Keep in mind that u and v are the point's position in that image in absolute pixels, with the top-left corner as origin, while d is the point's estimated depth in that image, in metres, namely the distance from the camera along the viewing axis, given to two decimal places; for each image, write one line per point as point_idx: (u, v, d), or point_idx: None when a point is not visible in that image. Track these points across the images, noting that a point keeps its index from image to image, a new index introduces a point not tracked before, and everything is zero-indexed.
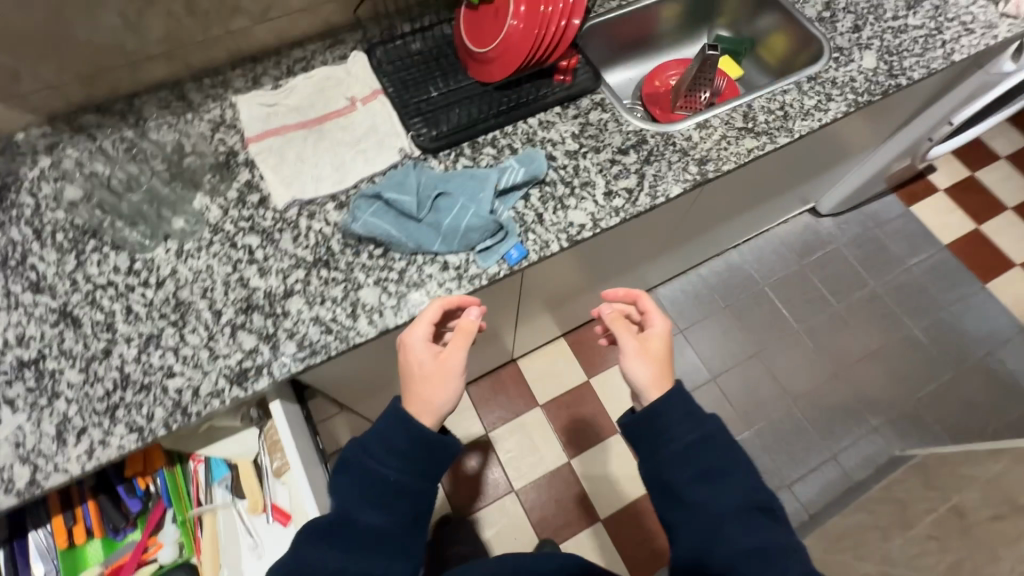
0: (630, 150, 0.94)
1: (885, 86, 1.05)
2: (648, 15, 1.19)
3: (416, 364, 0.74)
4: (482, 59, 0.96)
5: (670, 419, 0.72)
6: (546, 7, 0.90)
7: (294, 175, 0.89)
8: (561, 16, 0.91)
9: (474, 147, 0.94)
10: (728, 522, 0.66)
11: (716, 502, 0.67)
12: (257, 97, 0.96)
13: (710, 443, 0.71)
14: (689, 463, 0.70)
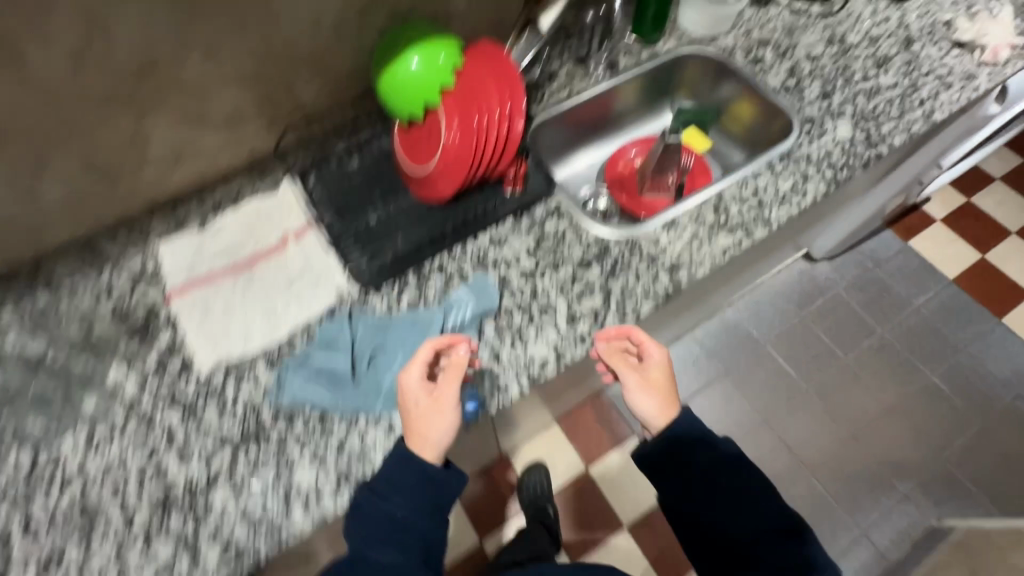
0: (593, 263, 0.85)
1: (864, 157, 0.96)
2: (604, 98, 1.11)
3: (414, 402, 0.69)
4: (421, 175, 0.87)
5: (692, 450, 0.72)
6: (479, 119, 0.82)
7: (220, 332, 0.80)
8: (497, 125, 0.83)
9: (420, 277, 0.84)
10: (756, 551, 0.66)
11: (740, 530, 0.67)
12: (180, 244, 0.87)
13: (734, 468, 0.71)
14: (714, 488, 0.69)
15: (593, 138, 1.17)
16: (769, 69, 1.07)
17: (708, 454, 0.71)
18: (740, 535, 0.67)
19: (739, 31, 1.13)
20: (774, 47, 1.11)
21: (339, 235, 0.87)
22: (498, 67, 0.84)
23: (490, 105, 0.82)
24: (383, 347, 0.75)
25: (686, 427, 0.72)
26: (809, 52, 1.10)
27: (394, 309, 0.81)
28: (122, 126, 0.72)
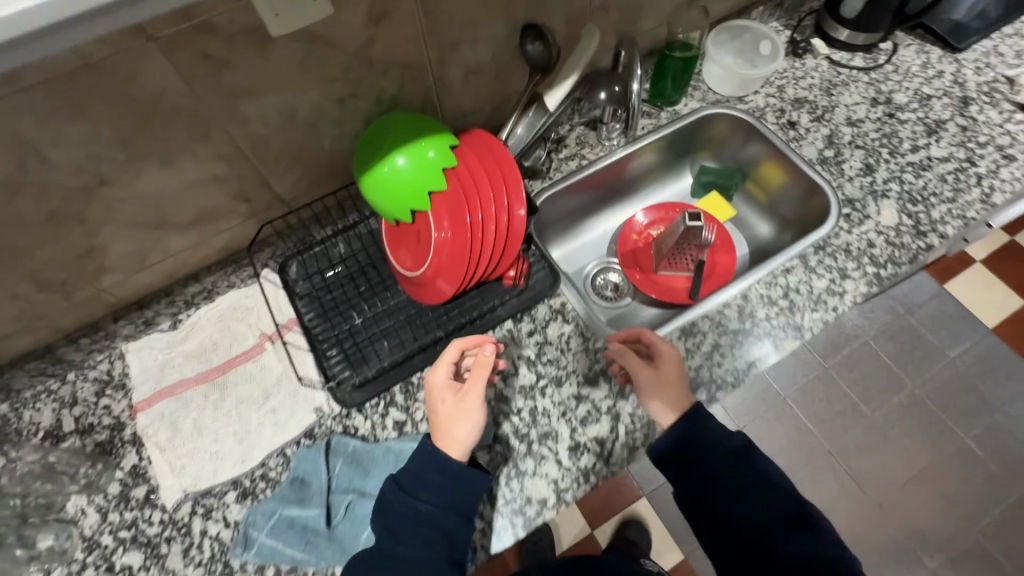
0: (601, 378, 0.76)
1: (912, 249, 0.85)
2: (619, 164, 1.01)
3: (438, 401, 0.67)
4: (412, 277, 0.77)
5: (703, 440, 0.65)
6: (475, 216, 0.72)
7: (189, 455, 0.73)
8: (496, 219, 0.72)
9: (408, 391, 0.77)
10: (772, 534, 0.59)
11: (757, 511, 0.60)
12: (150, 347, 0.80)
13: (751, 461, 0.64)
14: (730, 481, 0.63)
15: (606, 205, 1.07)
16: (803, 137, 0.96)
17: (729, 453, 0.64)
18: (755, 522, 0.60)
19: (770, 89, 1.02)
20: (811, 109, 0.99)
21: (321, 340, 0.79)
22: (490, 150, 0.74)
23: (485, 197, 0.72)
24: (363, 493, 0.66)
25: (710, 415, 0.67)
26: (850, 115, 0.98)
27: (379, 431, 0.73)
28: (72, 242, 0.65)
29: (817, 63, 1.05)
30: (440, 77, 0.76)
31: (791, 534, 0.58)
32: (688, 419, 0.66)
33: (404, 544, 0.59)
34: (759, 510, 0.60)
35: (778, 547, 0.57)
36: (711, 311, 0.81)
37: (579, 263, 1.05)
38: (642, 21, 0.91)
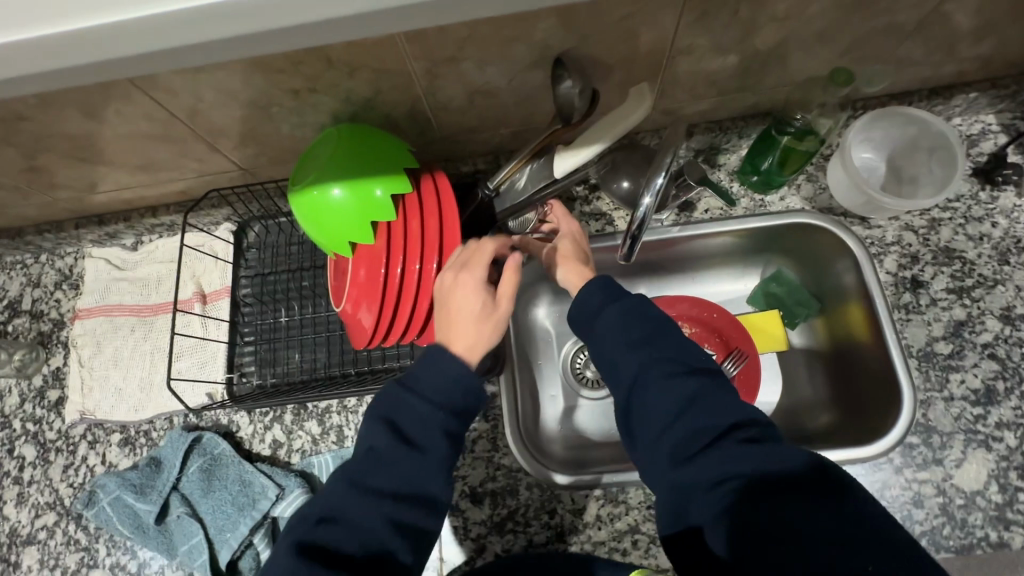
0: (486, 499, 0.66)
1: (972, 536, 0.60)
2: (667, 242, 0.78)
3: (467, 306, 0.55)
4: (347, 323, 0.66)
5: (594, 301, 0.56)
6: (395, 267, 0.58)
7: (99, 382, 0.76)
8: (420, 278, 0.58)
9: (297, 415, 0.72)
10: (655, 360, 0.51)
11: (644, 381, 0.50)
12: (106, 259, 0.81)
13: (639, 304, 0.55)
14: (614, 339, 0.53)
15: (629, 277, 0.85)
16: (919, 311, 0.68)
17: (614, 319, 0.54)
18: (628, 376, 0.52)
19: (917, 220, 0.71)
20: (957, 272, 0.69)
21: (244, 325, 0.75)
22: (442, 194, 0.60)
23: (415, 249, 0.57)
24: (196, 509, 0.65)
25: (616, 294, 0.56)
26: (1010, 305, 0.67)
27: (254, 442, 0.71)
28: (12, 159, 0.63)
29: (1015, 206, 0.70)
30: (430, 91, 0.59)
31: (673, 350, 0.51)
32: (586, 289, 0.57)
33: (405, 458, 0.49)
34: (646, 358, 0.51)
35: (662, 388, 0.49)
36: None
37: (566, 334, 0.87)
38: (755, 77, 0.64)
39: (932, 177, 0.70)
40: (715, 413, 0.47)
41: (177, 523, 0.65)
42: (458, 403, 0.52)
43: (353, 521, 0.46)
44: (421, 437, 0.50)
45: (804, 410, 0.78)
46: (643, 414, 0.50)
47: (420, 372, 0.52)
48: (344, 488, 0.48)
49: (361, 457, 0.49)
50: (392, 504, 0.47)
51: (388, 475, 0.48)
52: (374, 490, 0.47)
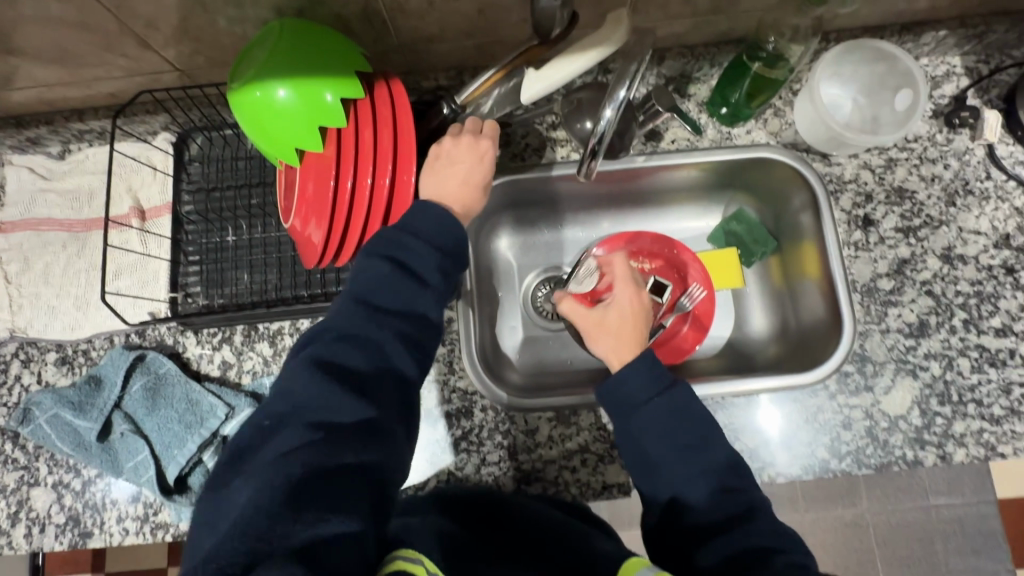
0: (441, 420, 0.67)
1: (890, 454, 0.65)
2: (634, 171, 0.76)
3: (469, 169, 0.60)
4: (298, 237, 0.61)
5: (641, 391, 0.58)
6: (345, 181, 0.55)
7: (28, 299, 0.71)
8: (369, 194, 0.55)
9: (248, 336, 0.70)
10: (698, 467, 0.55)
11: (687, 485, 0.55)
12: (29, 168, 0.74)
13: (685, 402, 0.57)
14: (656, 430, 0.56)
15: (594, 209, 0.85)
16: (867, 248, 0.70)
17: (654, 407, 0.57)
18: (662, 466, 0.56)
19: (875, 159, 0.72)
20: (906, 212, 0.71)
21: (188, 243, 0.71)
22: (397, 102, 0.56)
23: (365, 162, 0.54)
24: (141, 427, 0.64)
25: (657, 380, 0.59)
26: (951, 246, 0.70)
27: (203, 363, 0.69)
28: None
29: (968, 149, 0.72)
30: None
31: (715, 452, 0.56)
32: (635, 379, 0.58)
33: (408, 285, 0.52)
34: (687, 466, 0.55)
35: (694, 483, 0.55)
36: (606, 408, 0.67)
37: (528, 266, 0.86)
38: None
39: (893, 115, 0.70)
40: (755, 522, 0.52)
41: (121, 439, 0.63)
42: (448, 244, 0.54)
43: (365, 338, 0.49)
44: (422, 269, 0.53)
45: (753, 343, 0.81)
46: (673, 500, 0.55)
47: (412, 213, 0.54)
48: (351, 307, 0.50)
49: (366, 283, 0.51)
50: (397, 329, 0.50)
51: (391, 298, 0.51)
52: (382, 325, 0.50)
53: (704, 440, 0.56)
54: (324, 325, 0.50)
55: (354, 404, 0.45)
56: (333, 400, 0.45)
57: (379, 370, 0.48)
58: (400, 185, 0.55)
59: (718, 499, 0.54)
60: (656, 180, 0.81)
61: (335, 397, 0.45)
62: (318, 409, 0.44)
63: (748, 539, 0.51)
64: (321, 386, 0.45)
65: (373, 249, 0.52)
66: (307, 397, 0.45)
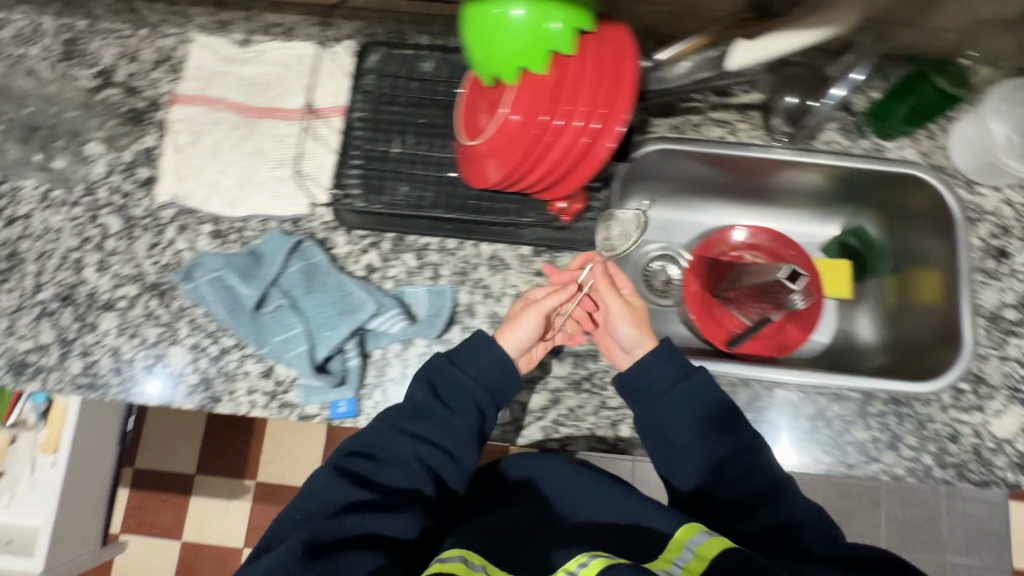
0: (568, 358, 0.70)
1: (991, 473, 0.67)
2: (769, 165, 0.79)
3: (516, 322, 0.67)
4: (477, 154, 0.64)
5: (662, 378, 0.62)
6: (555, 118, 0.57)
7: (193, 170, 0.74)
8: (575, 136, 0.57)
9: (396, 245, 0.73)
10: (722, 445, 0.60)
11: (711, 470, 0.60)
12: (213, 48, 0.77)
13: (704, 389, 0.62)
14: (678, 412, 0.61)
15: (718, 196, 0.89)
16: (999, 279, 0.73)
17: (677, 391, 0.62)
18: (686, 448, 0.61)
19: (1016, 197, 0.76)
20: None
21: (353, 148, 0.74)
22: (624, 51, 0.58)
23: (578, 102, 0.56)
24: (297, 302, 0.68)
25: (673, 362, 0.63)
26: None
27: (350, 261, 0.72)
28: None
29: None
30: None
31: (736, 432, 0.61)
32: (655, 368, 0.62)
33: (459, 388, 0.62)
34: (710, 454, 0.60)
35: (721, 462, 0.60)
36: (725, 376, 0.70)
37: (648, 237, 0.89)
38: None
39: None
40: (781, 502, 0.57)
41: (276, 312, 0.68)
42: (492, 383, 0.62)
43: (392, 454, 0.60)
44: (454, 398, 0.62)
45: (854, 353, 0.84)
46: (695, 472, 0.60)
47: (464, 351, 0.64)
48: (386, 428, 0.61)
49: (434, 370, 0.63)
50: (448, 422, 0.61)
51: (422, 423, 0.61)
52: (437, 412, 0.61)
53: (723, 423, 0.61)
54: (368, 435, 0.61)
55: (394, 482, 0.59)
56: (389, 473, 0.59)
57: (420, 466, 0.59)
58: (603, 134, 0.57)
59: (743, 472, 0.59)
60: (784, 178, 0.83)
61: (387, 471, 0.59)
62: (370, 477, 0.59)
63: (773, 515, 0.57)
64: (382, 457, 0.60)
65: (422, 373, 0.63)
66: (370, 461, 0.59)
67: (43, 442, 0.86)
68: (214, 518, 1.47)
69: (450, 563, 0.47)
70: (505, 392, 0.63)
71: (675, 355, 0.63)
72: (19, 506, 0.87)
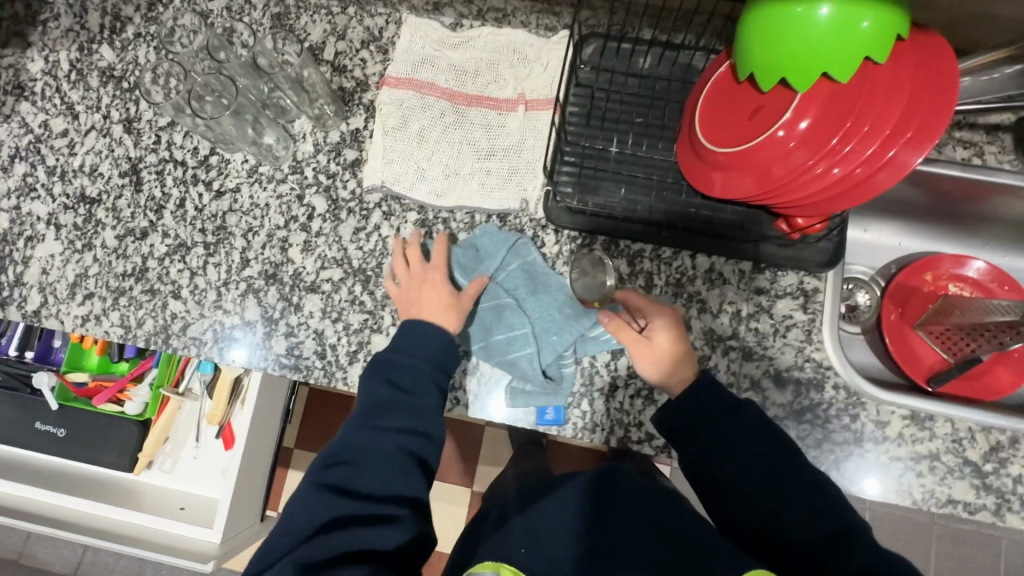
0: (790, 385, 0.65)
1: None
2: (994, 191, 0.73)
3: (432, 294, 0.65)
4: (719, 163, 0.60)
5: (707, 408, 0.58)
6: (845, 143, 0.53)
7: (400, 155, 0.72)
8: (862, 161, 0.53)
9: (607, 250, 0.70)
10: (785, 487, 0.54)
11: (761, 520, 0.54)
12: (424, 30, 0.75)
13: (747, 429, 0.57)
14: (732, 446, 0.57)
15: (918, 222, 0.83)
16: None
17: (723, 424, 0.57)
18: (742, 491, 0.55)
19: None
20: None
21: (567, 145, 0.70)
22: (937, 75, 0.52)
23: (882, 125, 0.52)
24: (519, 304, 0.68)
25: (710, 390, 0.59)
26: None
27: (559, 262, 0.70)
28: None
29: None
30: None
31: (800, 471, 0.55)
32: (696, 396, 0.59)
33: (411, 372, 0.61)
34: (764, 503, 0.54)
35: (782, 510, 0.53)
36: (965, 422, 0.64)
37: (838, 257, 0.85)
38: None
39: None
40: (855, 552, 0.48)
41: (498, 316, 0.68)
42: (442, 358, 0.62)
43: (368, 453, 0.57)
44: (414, 377, 0.61)
45: None
46: (755, 515, 0.54)
47: (410, 329, 0.63)
48: (358, 428, 0.58)
49: (388, 364, 0.61)
50: (414, 407, 0.59)
51: (396, 417, 0.59)
52: (403, 403, 0.59)
53: (783, 461, 0.55)
54: (344, 441, 0.58)
55: (390, 491, 0.55)
56: (374, 473, 0.55)
57: (409, 459, 0.57)
58: (897, 164, 0.53)
59: (813, 515, 0.52)
60: (1002, 209, 0.77)
61: (365, 475, 0.55)
62: (357, 485, 0.55)
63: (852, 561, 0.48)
64: (359, 458, 0.56)
65: (378, 371, 0.61)
66: (348, 464, 0.56)
67: (210, 412, 0.87)
68: None
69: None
70: (449, 362, 0.63)
71: (708, 390, 0.59)
72: (185, 474, 0.90)
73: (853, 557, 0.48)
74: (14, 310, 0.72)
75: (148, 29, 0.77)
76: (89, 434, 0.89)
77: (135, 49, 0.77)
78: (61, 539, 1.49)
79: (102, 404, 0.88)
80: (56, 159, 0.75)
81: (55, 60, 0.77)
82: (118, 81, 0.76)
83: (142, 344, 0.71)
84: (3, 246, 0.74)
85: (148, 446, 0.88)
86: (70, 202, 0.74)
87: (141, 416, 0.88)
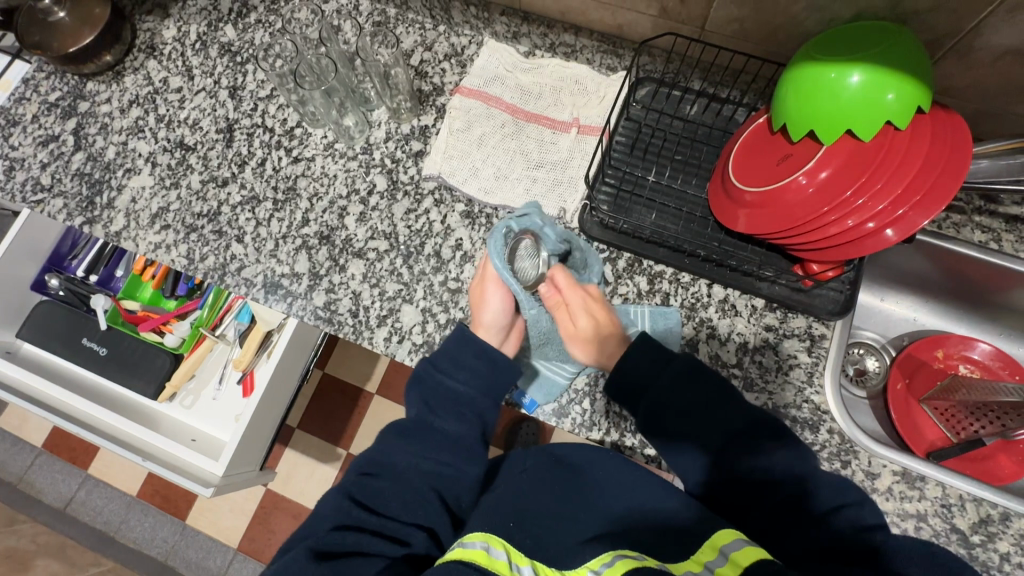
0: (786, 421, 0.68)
1: None
2: (1008, 278, 0.76)
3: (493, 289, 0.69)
4: (743, 196, 0.67)
5: (643, 368, 0.58)
6: (858, 196, 0.59)
7: (460, 153, 0.80)
8: (874, 215, 0.59)
9: (630, 266, 0.76)
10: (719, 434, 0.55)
11: (701, 464, 0.56)
12: (500, 52, 0.85)
13: (680, 379, 0.57)
14: (669, 401, 0.57)
15: (931, 299, 0.86)
16: None
17: (663, 381, 0.57)
18: (682, 443, 0.56)
19: None
20: None
21: (609, 169, 0.76)
22: (949, 147, 0.59)
23: (895, 186, 0.58)
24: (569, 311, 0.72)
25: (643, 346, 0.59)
26: None
27: None
28: None
29: None
30: (978, 31, 0.59)
31: (734, 413, 0.55)
32: (632, 359, 0.58)
33: (453, 398, 0.60)
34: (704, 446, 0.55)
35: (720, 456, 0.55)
36: (956, 490, 0.65)
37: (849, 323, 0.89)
38: None
39: None
40: (784, 487, 0.51)
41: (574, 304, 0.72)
42: (487, 377, 0.61)
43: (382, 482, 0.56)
44: (451, 404, 0.60)
45: None
46: (695, 464, 0.56)
47: (447, 351, 0.63)
48: (381, 450, 0.58)
49: (427, 385, 0.61)
50: (447, 432, 0.59)
51: (430, 440, 0.58)
52: (434, 426, 0.59)
53: (717, 407, 0.56)
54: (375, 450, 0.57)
55: (415, 518, 0.53)
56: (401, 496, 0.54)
57: (434, 497, 0.55)
58: (909, 220, 0.58)
59: (749, 462, 0.53)
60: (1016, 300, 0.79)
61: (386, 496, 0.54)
62: (381, 504, 0.53)
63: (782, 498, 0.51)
64: (387, 475, 0.55)
65: (421, 393, 0.61)
66: (381, 477, 0.55)
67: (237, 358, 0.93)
68: (298, 482, 1.44)
69: (470, 550, 0.47)
70: (500, 383, 0.62)
71: (640, 352, 0.59)
72: (204, 414, 0.97)
73: (784, 492, 0.51)
74: (100, 228, 0.82)
75: (268, 18, 0.90)
76: (125, 359, 0.96)
77: (253, 32, 0.90)
78: (60, 472, 1.54)
79: (146, 332, 0.97)
80: (166, 109, 0.87)
81: (186, 30, 0.90)
82: (232, 55, 0.89)
83: (200, 275, 0.79)
84: (104, 173, 0.84)
85: (175, 380, 0.95)
86: (169, 146, 0.85)
87: (177, 349, 0.96)
